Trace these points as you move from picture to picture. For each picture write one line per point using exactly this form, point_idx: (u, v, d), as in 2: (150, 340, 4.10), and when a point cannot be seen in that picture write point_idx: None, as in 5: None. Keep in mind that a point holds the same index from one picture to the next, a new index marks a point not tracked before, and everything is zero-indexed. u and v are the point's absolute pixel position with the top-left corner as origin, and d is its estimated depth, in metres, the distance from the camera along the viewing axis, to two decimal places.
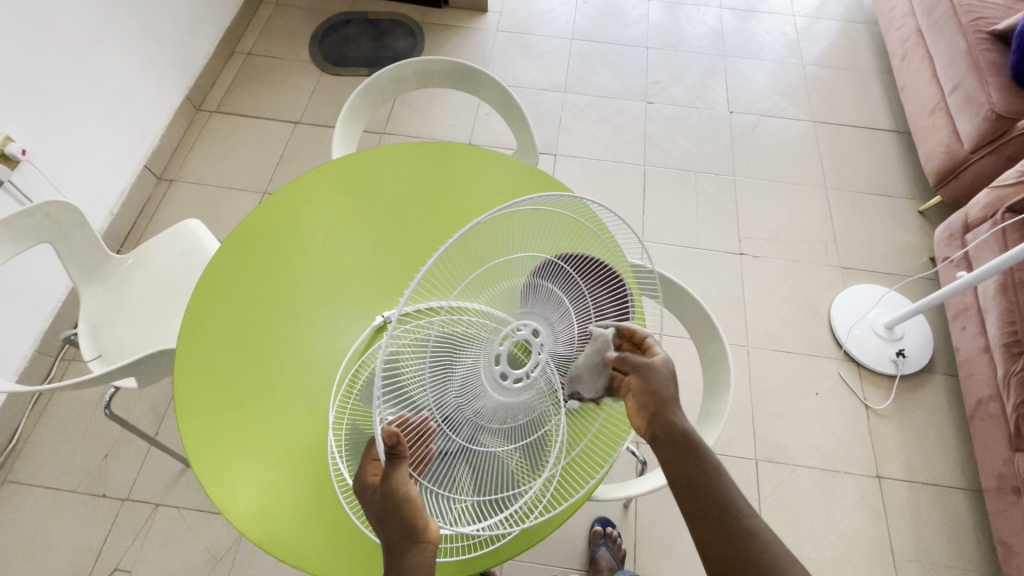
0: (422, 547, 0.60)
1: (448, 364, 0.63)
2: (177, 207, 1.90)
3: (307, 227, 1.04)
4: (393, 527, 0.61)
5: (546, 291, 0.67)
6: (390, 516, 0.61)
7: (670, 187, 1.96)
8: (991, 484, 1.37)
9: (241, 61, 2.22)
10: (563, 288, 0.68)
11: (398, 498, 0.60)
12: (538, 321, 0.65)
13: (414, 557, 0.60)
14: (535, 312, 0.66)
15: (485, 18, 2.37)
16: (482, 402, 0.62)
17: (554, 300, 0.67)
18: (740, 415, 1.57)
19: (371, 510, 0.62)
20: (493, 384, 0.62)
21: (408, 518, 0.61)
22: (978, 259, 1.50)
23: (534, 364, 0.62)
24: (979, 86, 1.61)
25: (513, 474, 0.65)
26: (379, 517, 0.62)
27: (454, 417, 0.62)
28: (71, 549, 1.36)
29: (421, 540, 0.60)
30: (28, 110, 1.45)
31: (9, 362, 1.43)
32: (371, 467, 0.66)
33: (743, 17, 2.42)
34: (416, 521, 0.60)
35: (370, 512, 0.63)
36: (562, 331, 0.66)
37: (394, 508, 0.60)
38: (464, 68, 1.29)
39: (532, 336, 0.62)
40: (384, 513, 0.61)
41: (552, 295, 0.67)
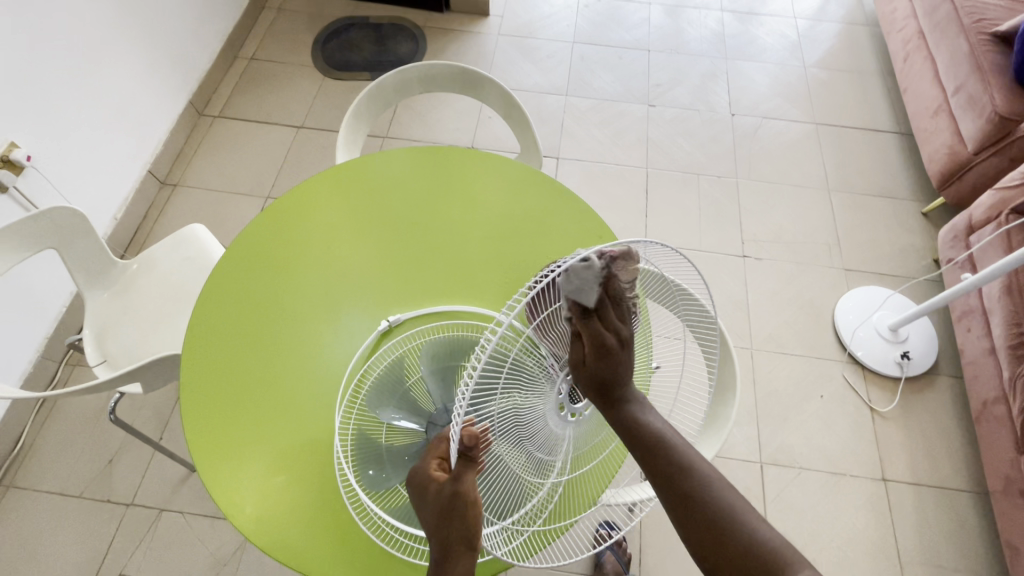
0: (471, 554, 0.60)
1: (517, 392, 0.58)
2: (181, 211, 1.90)
3: (311, 229, 1.05)
4: (451, 531, 0.60)
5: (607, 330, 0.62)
6: (453, 518, 0.60)
7: (673, 190, 1.96)
8: (997, 487, 1.36)
9: (244, 65, 2.23)
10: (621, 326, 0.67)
11: (463, 502, 0.59)
12: None
13: (461, 562, 0.60)
14: None
15: (487, 22, 2.37)
16: (541, 431, 0.62)
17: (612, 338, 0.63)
18: (745, 417, 1.57)
19: (434, 509, 0.61)
20: (554, 418, 0.63)
21: (465, 523, 0.60)
22: (983, 261, 1.49)
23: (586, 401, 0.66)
24: (982, 87, 1.61)
25: (525, 488, 0.68)
26: (441, 518, 0.60)
27: (511, 437, 0.61)
28: (75, 554, 1.36)
29: (474, 549, 0.60)
30: (34, 117, 1.47)
31: (15, 368, 1.44)
32: (434, 461, 0.65)
33: (744, 19, 2.42)
34: (469, 529, 0.60)
35: (430, 511, 0.62)
36: None
37: (458, 511, 0.59)
38: (467, 72, 1.29)
39: None
40: (445, 513, 0.60)
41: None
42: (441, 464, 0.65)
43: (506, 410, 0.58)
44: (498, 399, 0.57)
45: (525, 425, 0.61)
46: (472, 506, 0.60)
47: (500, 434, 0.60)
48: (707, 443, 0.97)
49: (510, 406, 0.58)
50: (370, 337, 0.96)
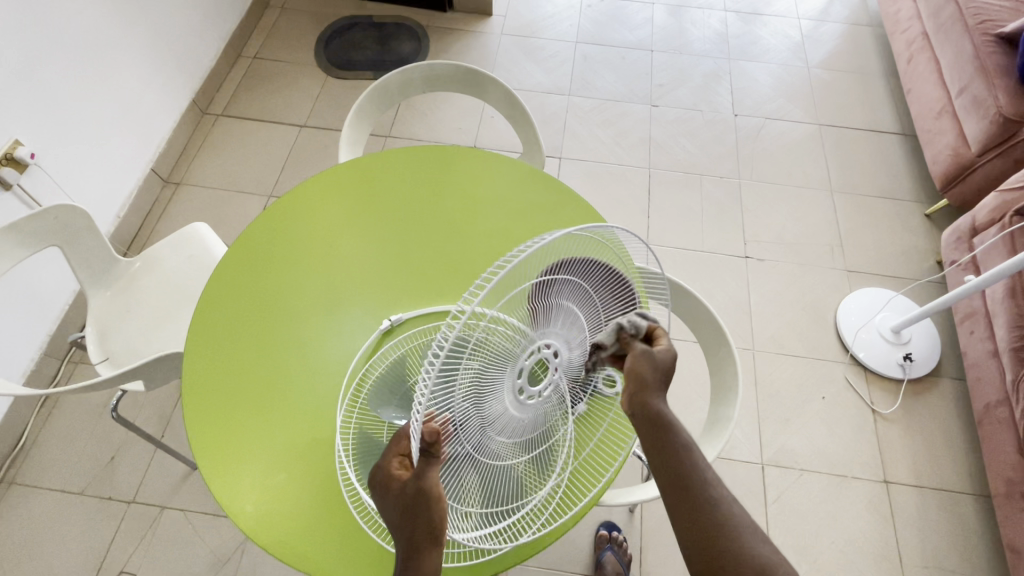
0: (437, 550, 0.59)
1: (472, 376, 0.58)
2: (184, 209, 1.90)
3: (313, 227, 1.05)
4: (415, 526, 0.58)
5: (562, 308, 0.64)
6: (417, 515, 0.59)
7: (675, 191, 1.95)
8: (1000, 490, 1.36)
9: (247, 64, 2.23)
10: (582, 312, 0.67)
11: (429, 496, 0.58)
12: (559, 339, 0.63)
13: (429, 560, 0.58)
14: (557, 330, 0.64)
15: (489, 22, 2.37)
16: (500, 414, 0.62)
17: (568, 320, 0.65)
18: (747, 418, 1.57)
19: (396, 505, 0.61)
20: (513, 400, 0.62)
21: (431, 516, 0.58)
22: (986, 263, 1.49)
23: (549, 384, 0.63)
24: (987, 89, 1.60)
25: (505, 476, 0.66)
26: (404, 515, 0.59)
27: (471, 423, 0.61)
28: (77, 551, 1.37)
29: (438, 542, 0.59)
30: (38, 115, 1.47)
31: (18, 365, 1.44)
32: (397, 459, 0.65)
33: (747, 20, 2.42)
34: (436, 520, 0.58)
35: (393, 504, 0.61)
36: (576, 344, 0.66)
37: (423, 504, 0.58)
38: (470, 71, 1.29)
39: (552, 357, 0.62)
40: (410, 510, 0.59)
41: (569, 316, 0.65)
42: (403, 462, 0.65)
43: (466, 391, 0.58)
44: (456, 383, 0.57)
45: (484, 411, 0.61)
46: (436, 499, 0.58)
47: (459, 422, 0.60)
48: (708, 446, 0.96)
49: (466, 391, 0.58)
50: (372, 337, 0.95)
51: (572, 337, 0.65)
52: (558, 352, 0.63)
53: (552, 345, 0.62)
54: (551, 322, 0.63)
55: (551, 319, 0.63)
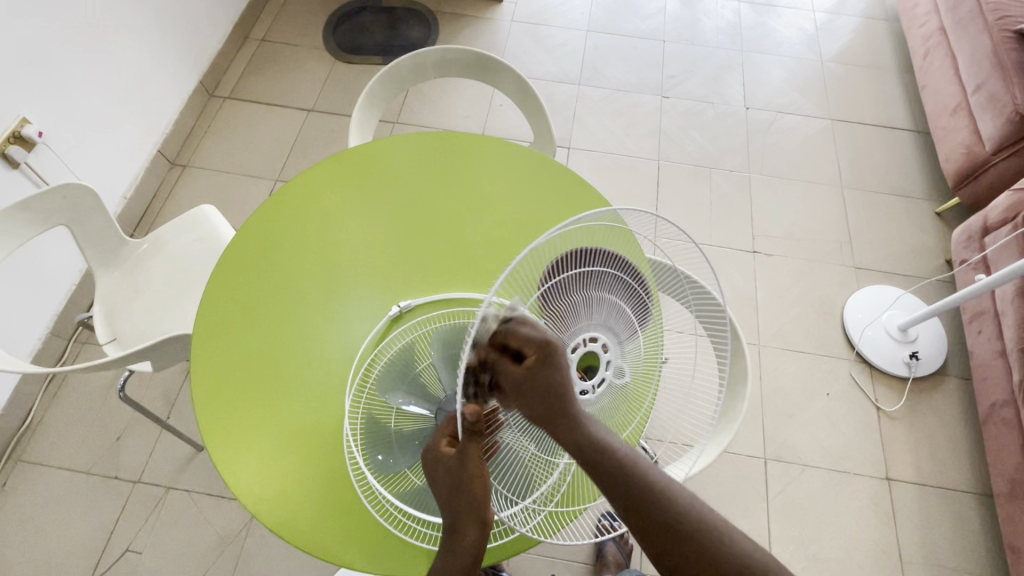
0: (479, 526, 0.64)
1: None
2: (190, 192, 1.90)
3: (323, 212, 1.04)
4: (458, 502, 0.63)
5: (605, 301, 0.69)
6: (462, 493, 0.63)
7: (684, 183, 1.94)
8: (1002, 489, 1.36)
9: (255, 47, 2.21)
10: (626, 305, 0.71)
11: (469, 478, 0.61)
12: (604, 332, 0.68)
13: (466, 537, 0.64)
14: (600, 323, 0.68)
15: (500, 8, 2.35)
16: None
17: (614, 312, 0.69)
18: (751, 413, 1.57)
19: (444, 484, 0.64)
20: None
21: (473, 496, 0.63)
22: (997, 262, 1.48)
23: (601, 379, 0.67)
24: (1004, 86, 1.58)
25: (535, 472, 0.67)
26: (449, 491, 0.63)
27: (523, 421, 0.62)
28: (82, 529, 1.38)
29: (480, 523, 0.64)
30: (46, 94, 1.46)
31: (24, 344, 1.44)
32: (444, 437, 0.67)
33: (761, 11, 2.39)
34: (477, 500, 0.63)
35: (440, 483, 0.64)
36: (623, 336, 0.70)
37: (464, 487, 0.62)
38: (484, 57, 1.27)
39: (602, 350, 0.67)
40: (456, 488, 0.63)
41: (611, 307, 0.69)
42: (451, 441, 0.66)
43: None
44: None
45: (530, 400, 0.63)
46: (477, 483, 0.62)
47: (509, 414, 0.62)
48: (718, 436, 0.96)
49: None
50: (380, 323, 0.95)
51: (617, 331, 0.69)
52: (606, 346, 0.68)
53: (600, 339, 0.67)
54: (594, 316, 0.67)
55: (594, 313, 0.68)
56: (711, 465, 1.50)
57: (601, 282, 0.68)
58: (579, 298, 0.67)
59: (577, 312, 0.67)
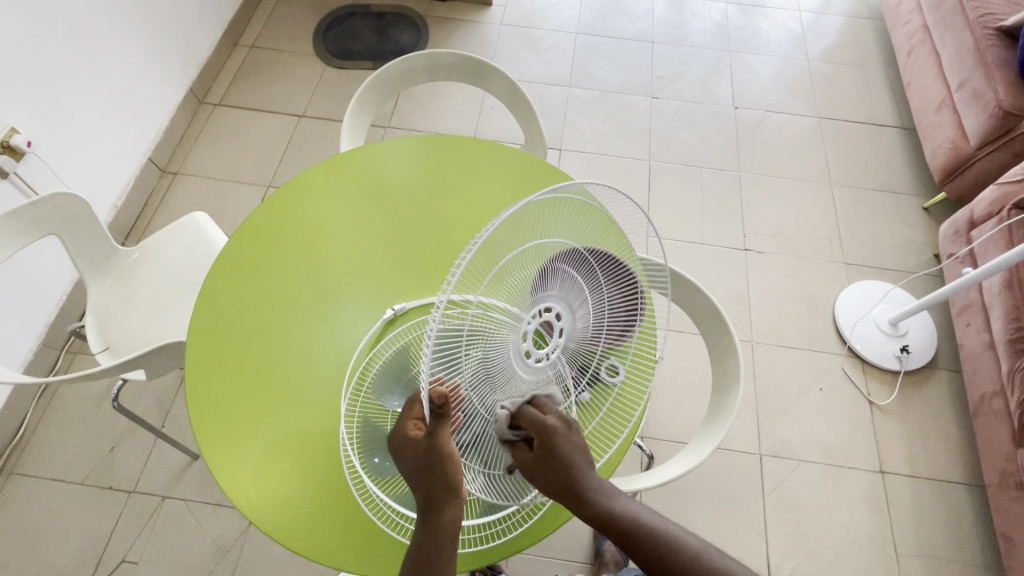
0: (455, 503, 0.65)
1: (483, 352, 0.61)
2: (181, 199, 1.89)
3: (315, 216, 1.05)
4: (430, 481, 0.64)
5: (563, 274, 0.67)
6: (433, 473, 0.64)
7: (675, 183, 1.96)
8: (994, 479, 1.37)
9: (244, 53, 2.21)
10: (582, 276, 0.69)
11: (440, 457, 0.62)
12: (559, 304, 0.65)
13: (448, 512, 0.65)
14: (556, 295, 0.66)
15: (489, 12, 2.36)
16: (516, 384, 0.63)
17: (571, 285, 0.67)
18: (746, 410, 1.58)
19: (413, 464, 0.65)
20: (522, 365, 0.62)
21: (446, 475, 0.64)
22: (983, 256, 1.50)
23: (553, 347, 0.65)
24: (986, 82, 1.61)
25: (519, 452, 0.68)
26: (420, 472, 0.64)
27: (483, 387, 0.62)
28: (78, 540, 1.37)
29: (454, 495, 0.65)
30: (34, 103, 1.46)
31: (16, 354, 1.43)
32: (411, 422, 0.68)
33: (748, 11, 2.41)
34: (452, 479, 0.64)
35: (410, 465, 0.65)
36: (579, 312, 0.67)
37: (435, 465, 0.63)
38: (472, 61, 1.28)
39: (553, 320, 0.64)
40: (426, 469, 0.64)
41: (569, 280, 0.67)
42: (418, 425, 0.68)
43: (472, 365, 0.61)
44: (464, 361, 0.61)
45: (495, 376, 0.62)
46: (450, 462, 0.63)
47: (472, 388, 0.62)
48: (711, 430, 0.97)
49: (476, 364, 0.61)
50: (375, 326, 0.95)
51: (572, 300, 0.67)
52: (559, 316, 0.65)
53: (552, 309, 0.64)
54: (552, 287, 0.65)
55: (552, 286, 0.66)
56: (707, 462, 1.51)
57: (558, 256, 0.67)
58: (535, 272, 0.66)
59: (535, 284, 0.65)
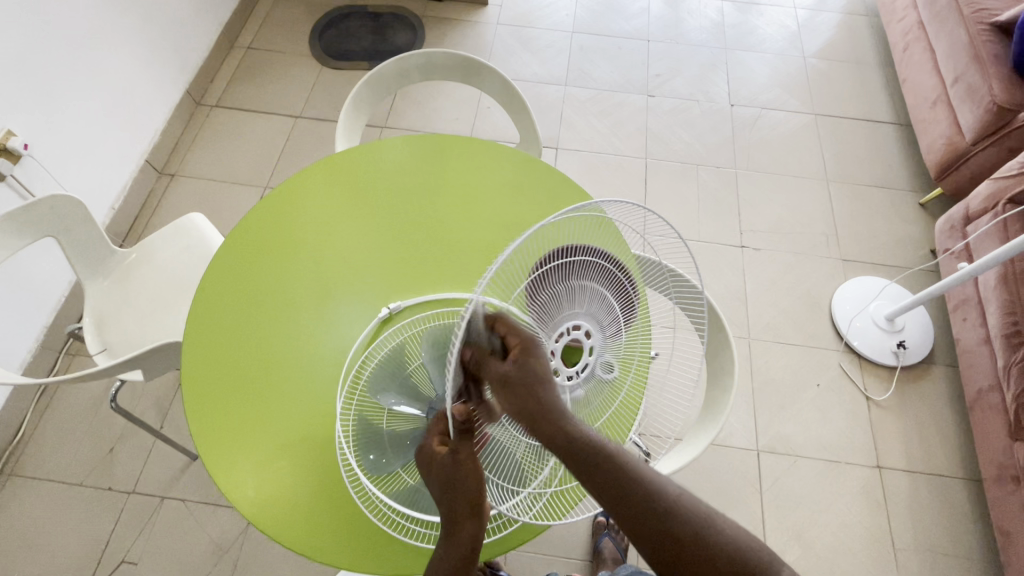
0: (476, 519, 0.64)
1: None
2: (178, 201, 1.90)
3: (311, 216, 1.05)
4: (453, 497, 0.63)
5: (592, 291, 0.69)
6: (456, 489, 0.63)
7: (672, 180, 1.96)
8: (990, 473, 1.38)
9: (241, 54, 2.22)
10: (609, 294, 0.72)
11: (465, 473, 0.62)
12: (590, 322, 0.69)
13: (465, 529, 0.65)
14: (587, 312, 0.69)
15: (485, 12, 2.36)
16: None
17: (600, 302, 0.70)
18: (743, 406, 1.58)
19: (439, 480, 0.64)
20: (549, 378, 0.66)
21: (469, 491, 0.63)
22: (979, 251, 1.50)
23: (585, 365, 0.68)
24: (981, 78, 1.61)
25: (523, 462, 0.66)
26: (445, 488, 0.63)
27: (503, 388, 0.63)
28: (77, 540, 1.37)
29: (478, 516, 0.64)
30: (30, 105, 1.46)
31: (14, 356, 1.44)
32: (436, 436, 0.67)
33: (744, 9, 2.41)
34: (475, 496, 0.63)
35: (435, 480, 0.65)
36: (607, 328, 0.71)
37: (460, 481, 0.62)
38: (467, 60, 1.28)
39: (584, 337, 0.67)
40: (450, 484, 0.63)
41: (597, 296, 0.70)
42: (443, 440, 0.67)
43: None
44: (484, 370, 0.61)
45: None
46: (473, 478, 0.62)
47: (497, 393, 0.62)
48: (706, 427, 0.97)
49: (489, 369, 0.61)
50: (371, 324, 0.96)
51: (601, 317, 0.70)
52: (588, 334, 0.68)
53: (582, 327, 0.67)
54: (581, 304, 0.69)
55: (578, 303, 0.69)
56: (704, 458, 1.51)
57: (586, 269, 0.69)
58: (561, 287, 0.67)
59: (565, 300, 0.68)
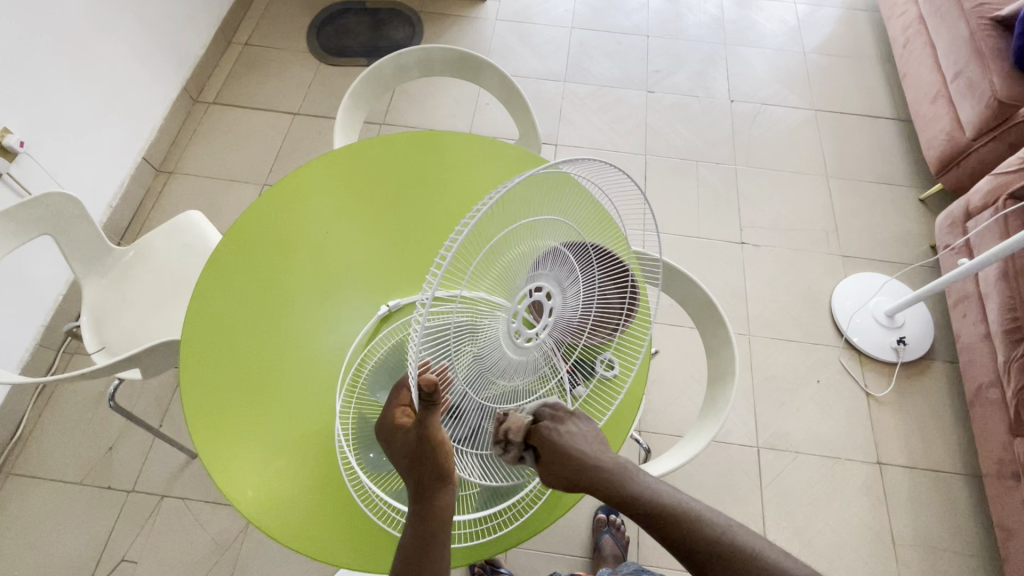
0: (445, 489, 0.65)
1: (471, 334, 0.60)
2: (176, 198, 1.89)
3: (309, 215, 1.04)
4: (421, 470, 0.64)
5: (554, 250, 0.64)
6: (424, 462, 0.64)
7: (671, 177, 1.95)
8: (990, 469, 1.38)
9: (238, 51, 2.20)
10: (575, 257, 0.67)
11: (431, 445, 0.62)
12: (551, 283, 0.64)
13: (439, 501, 0.65)
14: (548, 274, 0.64)
15: (484, 8, 2.35)
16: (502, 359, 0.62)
17: (564, 263, 0.65)
18: (743, 403, 1.58)
19: (403, 453, 0.66)
20: (509, 341, 0.61)
21: (438, 465, 0.64)
22: (979, 247, 1.50)
23: (543, 327, 0.63)
24: (982, 73, 1.61)
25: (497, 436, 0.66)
26: (412, 462, 0.64)
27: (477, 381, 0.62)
28: (76, 539, 1.37)
29: (447, 482, 0.65)
30: (27, 103, 1.45)
31: (12, 355, 1.43)
32: (399, 409, 0.71)
33: (743, 5, 2.40)
34: (443, 469, 0.64)
35: (401, 455, 0.66)
36: (570, 292, 0.65)
37: (428, 455, 0.62)
38: (465, 56, 1.28)
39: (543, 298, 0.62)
40: (417, 458, 0.64)
41: (561, 259, 0.65)
42: (408, 414, 0.71)
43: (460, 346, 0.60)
44: (453, 344, 0.60)
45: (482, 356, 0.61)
46: (440, 451, 0.62)
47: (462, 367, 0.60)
48: (706, 425, 0.97)
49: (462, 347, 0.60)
50: (369, 323, 0.95)
51: (563, 278, 0.65)
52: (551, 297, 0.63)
53: (544, 289, 0.62)
54: (540, 264, 0.64)
55: (542, 264, 0.64)
56: (704, 455, 1.51)
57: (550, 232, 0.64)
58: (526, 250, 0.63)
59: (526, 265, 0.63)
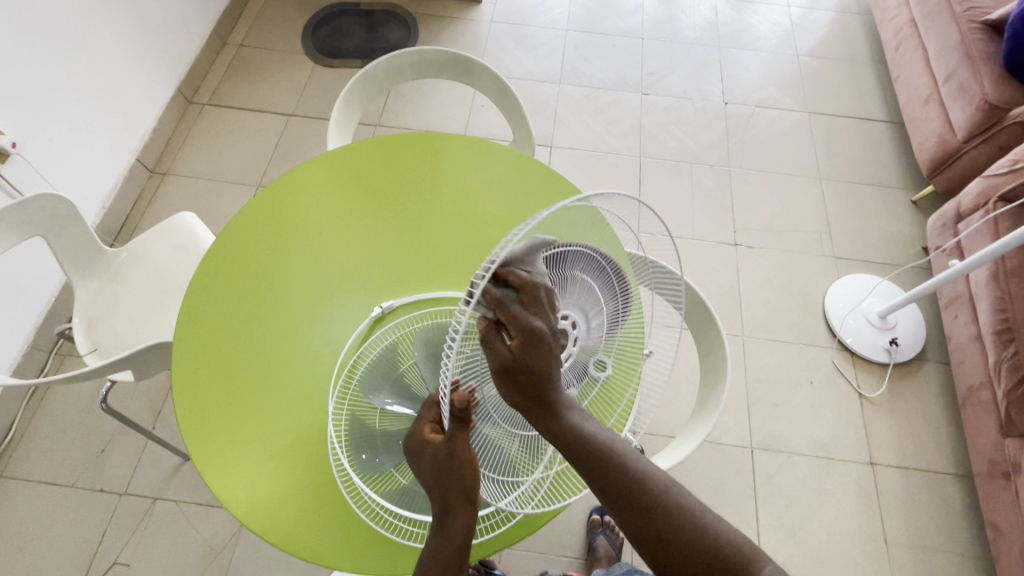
0: (469, 507, 0.66)
1: None
2: (170, 199, 1.88)
3: (304, 217, 1.04)
4: (447, 487, 0.65)
5: (579, 279, 0.65)
6: (449, 478, 0.65)
7: (666, 179, 1.96)
8: (982, 469, 1.39)
9: (232, 52, 2.20)
10: (598, 282, 0.67)
11: (459, 463, 0.63)
12: (578, 314, 0.65)
13: (460, 517, 0.66)
14: (575, 303, 0.65)
15: (479, 10, 2.35)
16: None
17: (588, 291, 0.66)
18: (737, 404, 1.59)
19: (430, 470, 0.66)
20: None
21: (462, 482, 0.65)
22: (970, 248, 1.51)
23: (568, 355, 0.66)
24: (973, 76, 1.62)
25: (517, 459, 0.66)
26: (437, 478, 0.65)
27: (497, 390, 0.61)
28: (68, 542, 1.36)
29: (470, 502, 0.66)
30: (18, 103, 1.44)
31: (3, 358, 1.42)
32: (427, 425, 0.70)
33: (737, 7, 2.41)
34: (466, 486, 0.65)
35: (428, 469, 0.66)
36: (592, 320, 0.67)
37: (454, 472, 0.64)
38: (460, 58, 1.28)
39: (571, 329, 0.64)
40: (443, 474, 0.65)
41: (585, 285, 0.65)
42: (434, 428, 0.69)
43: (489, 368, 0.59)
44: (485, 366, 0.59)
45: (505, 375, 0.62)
46: (466, 470, 0.63)
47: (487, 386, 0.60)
48: (698, 426, 0.97)
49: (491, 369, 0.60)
50: (362, 324, 0.95)
51: (589, 306, 0.66)
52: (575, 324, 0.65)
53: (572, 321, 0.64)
54: (567, 291, 0.64)
55: (569, 292, 0.64)
56: (699, 456, 1.51)
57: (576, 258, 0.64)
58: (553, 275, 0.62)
59: (552, 290, 0.63)
